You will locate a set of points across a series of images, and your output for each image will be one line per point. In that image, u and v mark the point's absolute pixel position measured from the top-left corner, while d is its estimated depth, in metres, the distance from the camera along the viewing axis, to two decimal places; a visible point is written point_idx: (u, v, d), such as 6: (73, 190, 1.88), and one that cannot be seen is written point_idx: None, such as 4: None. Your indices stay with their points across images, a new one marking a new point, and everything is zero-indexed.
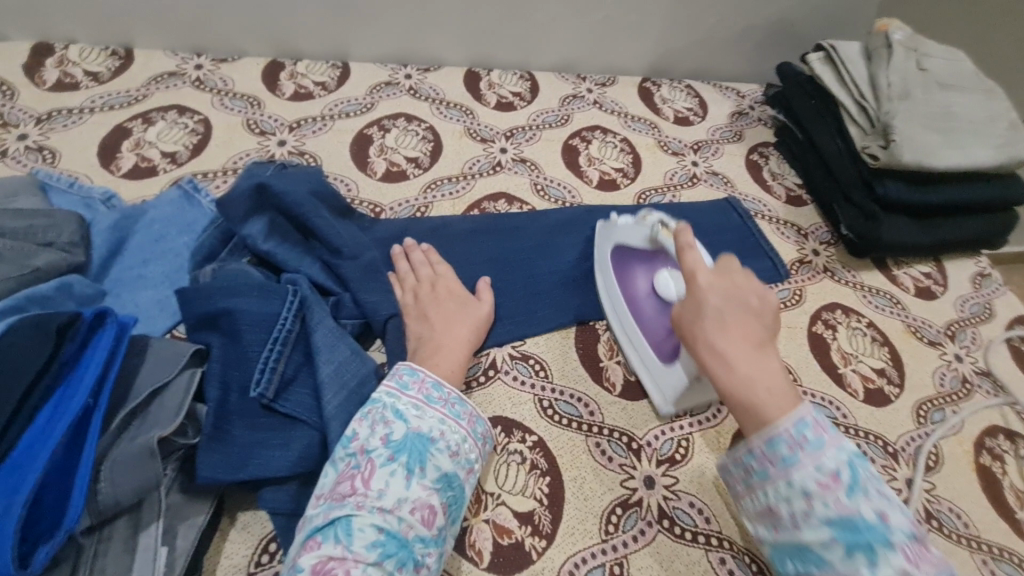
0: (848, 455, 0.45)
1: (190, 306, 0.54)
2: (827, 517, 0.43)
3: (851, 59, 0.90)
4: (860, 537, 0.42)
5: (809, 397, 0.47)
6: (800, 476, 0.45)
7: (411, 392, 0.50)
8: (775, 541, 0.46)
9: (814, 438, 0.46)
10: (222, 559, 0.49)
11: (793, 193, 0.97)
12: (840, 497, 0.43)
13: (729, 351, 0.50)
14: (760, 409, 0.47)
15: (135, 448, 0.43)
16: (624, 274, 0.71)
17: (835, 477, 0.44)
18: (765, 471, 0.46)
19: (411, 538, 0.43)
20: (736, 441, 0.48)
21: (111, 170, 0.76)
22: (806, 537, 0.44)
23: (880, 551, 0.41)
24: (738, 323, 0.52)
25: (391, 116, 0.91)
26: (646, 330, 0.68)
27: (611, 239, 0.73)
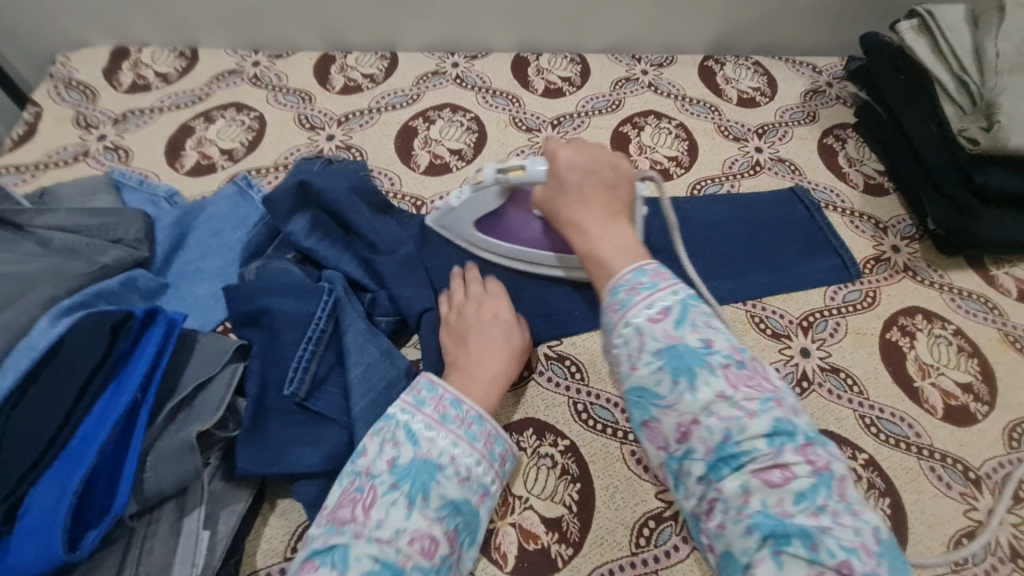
0: (679, 296, 0.48)
1: (233, 303, 0.57)
2: (656, 349, 0.45)
3: (951, 26, 0.78)
4: (682, 363, 0.44)
5: (712, 337, 0.46)
6: (634, 316, 0.48)
7: (426, 410, 0.49)
8: (631, 392, 0.47)
9: (648, 283, 0.49)
10: (261, 543, 0.52)
11: (873, 181, 0.87)
12: (667, 328, 0.46)
13: (628, 299, 0.49)
14: (654, 354, 0.46)
15: (178, 442, 0.45)
16: (494, 229, 0.71)
17: (664, 312, 0.47)
18: (611, 322, 0.49)
19: (408, 569, 0.42)
20: (637, 402, 0.47)
21: (176, 168, 0.81)
22: (641, 375, 0.46)
23: (699, 372, 0.44)
24: (593, 195, 0.59)
25: (437, 107, 0.91)
26: (516, 236, 0.70)
27: (456, 221, 0.71)
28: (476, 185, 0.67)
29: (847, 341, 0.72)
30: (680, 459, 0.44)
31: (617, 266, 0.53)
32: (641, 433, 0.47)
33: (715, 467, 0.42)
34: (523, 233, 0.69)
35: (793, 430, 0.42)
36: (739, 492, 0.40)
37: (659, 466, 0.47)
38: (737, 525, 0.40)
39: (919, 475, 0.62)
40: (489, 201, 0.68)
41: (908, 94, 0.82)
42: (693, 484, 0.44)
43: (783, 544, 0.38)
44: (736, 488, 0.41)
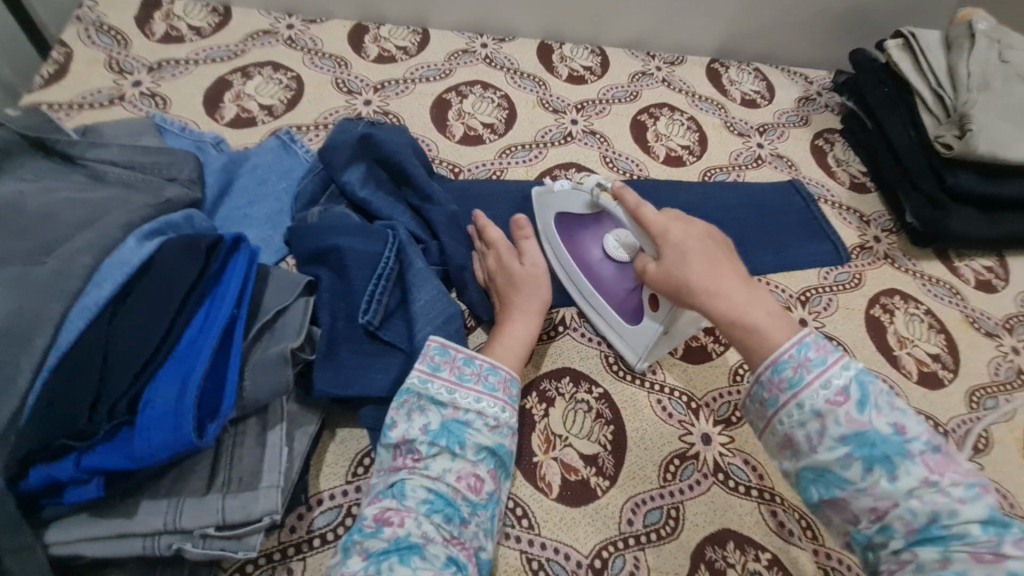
0: (855, 371, 0.46)
1: (302, 242, 0.61)
2: (840, 434, 0.44)
3: (930, 47, 0.90)
4: (875, 451, 0.43)
5: (902, 421, 0.44)
6: (810, 397, 0.46)
7: (442, 374, 0.54)
8: (797, 468, 0.47)
9: (817, 355, 0.46)
10: (324, 465, 0.57)
11: (858, 180, 0.98)
12: (851, 412, 0.45)
13: (794, 379, 0.47)
14: (839, 439, 0.44)
15: (272, 356, 0.49)
16: (575, 236, 0.72)
17: (843, 393, 0.45)
18: (774, 399, 0.47)
19: (458, 500, 0.50)
20: (814, 479, 0.46)
21: (216, 119, 0.82)
22: (823, 458, 0.45)
23: (898, 460, 0.43)
24: (718, 261, 0.54)
25: (468, 83, 0.95)
26: (592, 266, 0.71)
27: (551, 208, 0.74)
28: (574, 188, 0.70)
29: (838, 315, 0.81)
30: (871, 534, 0.44)
31: (774, 336, 0.49)
32: (820, 509, 0.46)
33: (914, 542, 0.42)
34: (600, 267, 0.70)
35: (1004, 519, 0.41)
36: (936, 560, 0.40)
37: (839, 536, 0.47)
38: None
39: None
40: (579, 209, 0.70)
41: (892, 105, 0.93)
42: (886, 560, 0.43)
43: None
44: (933, 556, 0.41)
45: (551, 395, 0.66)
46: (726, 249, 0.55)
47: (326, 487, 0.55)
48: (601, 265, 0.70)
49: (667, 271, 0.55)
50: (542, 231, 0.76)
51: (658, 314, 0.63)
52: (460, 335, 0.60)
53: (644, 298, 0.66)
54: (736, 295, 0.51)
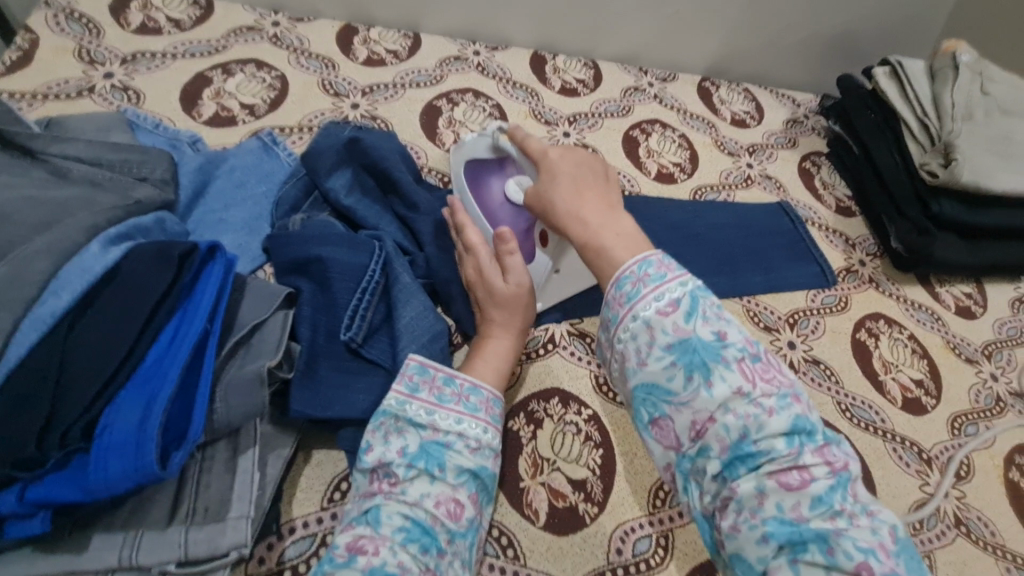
0: (690, 287, 0.46)
1: (282, 251, 0.57)
2: (668, 344, 0.45)
3: (916, 76, 0.92)
4: (695, 358, 0.44)
5: (724, 331, 0.45)
6: (643, 308, 0.46)
7: (421, 394, 0.51)
8: (633, 388, 0.47)
9: (656, 272, 0.47)
10: (297, 491, 0.53)
11: (843, 203, 0.99)
12: (677, 322, 0.45)
13: (633, 293, 0.47)
14: (664, 349, 0.45)
15: (247, 376, 0.45)
16: (479, 181, 0.70)
17: (673, 304, 0.46)
18: (616, 315, 0.47)
19: (436, 528, 0.46)
20: (645, 396, 0.46)
21: (193, 117, 0.78)
22: (653, 370, 0.45)
23: (714, 368, 0.44)
24: (588, 187, 0.55)
25: (460, 90, 0.92)
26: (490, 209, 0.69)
27: (461, 158, 0.72)
28: (481, 133, 0.69)
29: (825, 338, 0.81)
30: (693, 458, 0.44)
31: (620, 255, 0.49)
32: (647, 431, 0.47)
33: (727, 462, 0.43)
34: (498, 214, 0.68)
35: (809, 430, 0.43)
36: (755, 493, 0.41)
37: (665, 467, 0.47)
38: (755, 534, 0.41)
39: (885, 455, 0.72)
40: (484, 154, 0.69)
41: (878, 130, 0.94)
42: (707, 485, 0.44)
43: (801, 552, 0.39)
44: (752, 488, 0.41)
45: (540, 416, 0.64)
46: (607, 184, 0.56)
47: (299, 515, 0.52)
48: (503, 216, 0.67)
49: (539, 193, 0.57)
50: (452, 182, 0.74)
51: (547, 252, 0.65)
52: (447, 354, 0.57)
53: (535, 239, 0.67)
54: (592, 218, 0.52)
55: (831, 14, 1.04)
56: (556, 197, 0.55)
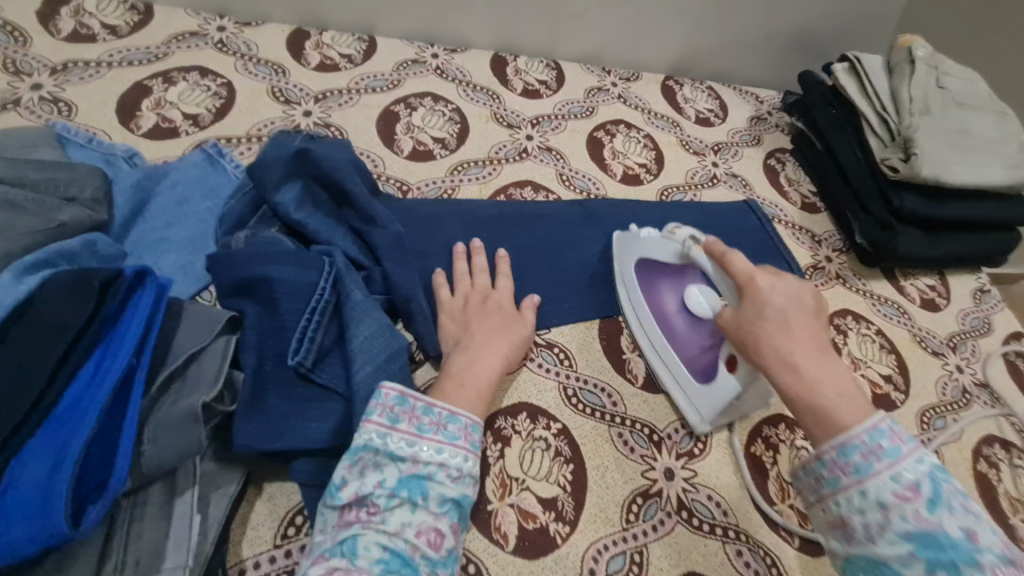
0: (930, 468, 0.42)
1: (222, 273, 0.53)
2: (871, 503, 0.42)
3: (874, 71, 0.92)
4: (940, 553, 0.39)
5: (975, 528, 0.40)
6: (876, 484, 0.43)
7: (402, 425, 0.49)
8: (851, 553, 0.44)
9: (891, 445, 0.43)
10: (248, 529, 0.50)
11: (809, 200, 0.99)
12: (919, 509, 0.41)
13: (863, 466, 0.44)
14: (901, 535, 0.41)
15: (178, 413, 0.42)
16: (647, 272, 0.72)
17: (913, 488, 0.41)
18: (836, 480, 0.45)
19: (417, 558, 0.44)
20: (867, 568, 0.42)
21: (131, 129, 0.73)
22: (882, 548, 0.41)
23: (962, 566, 0.38)
24: (800, 325, 0.51)
25: (418, 95, 0.89)
26: (676, 342, 0.69)
27: (634, 254, 0.73)
28: (664, 236, 0.68)
29: None
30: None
31: (849, 422, 0.46)
32: None
33: None
34: (678, 325, 0.69)
35: None
36: None
37: None
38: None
39: None
40: (666, 257, 0.68)
41: (840, 126, 0.94)
42: None
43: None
44: None
45: (507, 433, 0.62)
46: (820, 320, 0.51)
47: (250, 555, 0.48)
48: (687, 331, 0.68)
49: (740, 321, 0.54)
50: (619, 272, 0.75)
51: (736, 378, 0.60)
52: (404, 375, 0.54)
53: (719, 358, 0.64)
54: (806, 369, 0.48)
55: (791, 11, 1.04)
56: (759, 330, 0.52)
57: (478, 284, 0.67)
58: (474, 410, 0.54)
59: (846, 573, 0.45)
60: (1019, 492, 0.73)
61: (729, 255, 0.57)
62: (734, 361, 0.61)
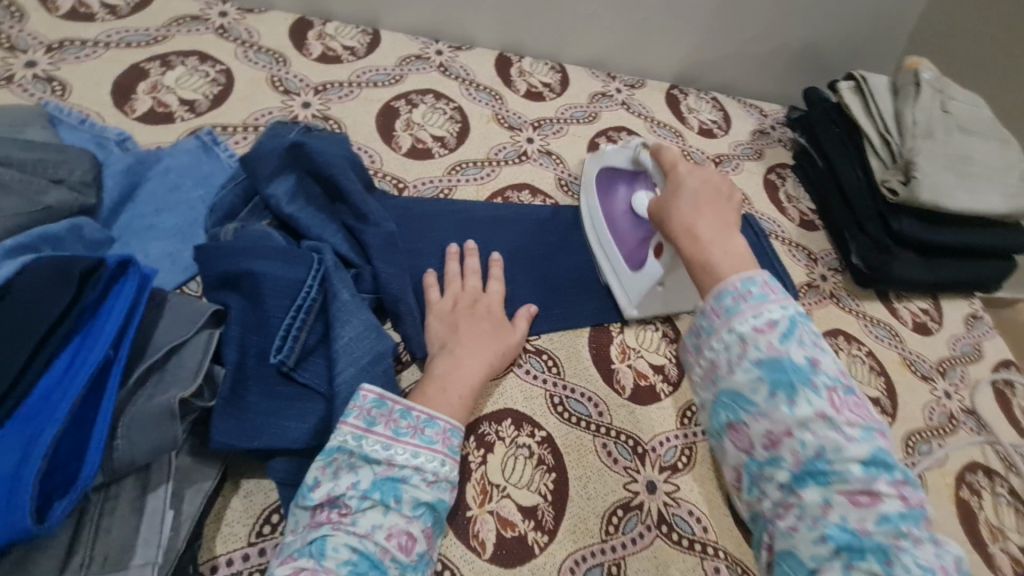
0: (791, 309, 0.46)
1: (209, 265, 0.53)
2: (758, 360, 0.44)
3: (879, 92, 0.92)
4: (784, 376, 0.43)
5: (818, 357, 0.45)
6: (740, 322, 0.46)
7: (378, 427, 0.48)
8: (716, 395, 0.47)
9: (803, 353, 0.44)
10: (222, 525, 0.49)
11: (807, 217, 0.99)
12: (772, 340, 0.45)
13: (733, 307, 0.47)
14: (754, 363, 0.44)
15: (155, 408, 0.41)
16: (607, 179, 0.79)
17: (770, 323, 0.45)
18: (750, 384, 0.45)
19: (386, 561, 0.44)
20: (726, 403, 0.45)
21: (125, 112, 0.72)
22: (738, 378, 0.45)
23: (801, 388, 0.43)
24: (709, 205, 0.56)
25: (419, 91, 0.88)
26: (623, 240, 0.75)
27: (600, 163, 0.79)
28: (623, 145, 0.75)
29: None
30: (762, 465, 0.43)
31: (724, 272, 0.49)
32: (722, 434, 0.46)
33: (799, 476, 0.41)
34: (623, 223, 0.75)
35: (891, 462, 0.40)
36: (821, 505, 0.40)
37: (733, 467, 0.46)
38: (811, 533, 0.40)
39: None
40: (623, 164, 0.75)
41: (842, 145, 0.94)
42: (770, 491, 0.43)
43: (857, 560, 0.38)
44: (818, 499, 0.40)
45: (490, 439, 0.61)
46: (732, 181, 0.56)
47: (223, 552, 0.48)
48: (629, 228, 0.75)
49: (660, 206, 0.60)
50: (585, 175, 0.82)
51: (660, 263, 0.69)
52: (389, 377, 0.53)
53: (650, 250, 0.71)
54: (702, 232, 0.53)
55: (799, 25, 1.04)
56: (671, 206, 0.58)
57: (469, 287, 0.67)
58: (459, 416, 0.54)
59: (708, 424, 0.48)
60: (1000, 521, 0.73)
61: (662, 149, 0.66)
62: (661, 248, 0.70)
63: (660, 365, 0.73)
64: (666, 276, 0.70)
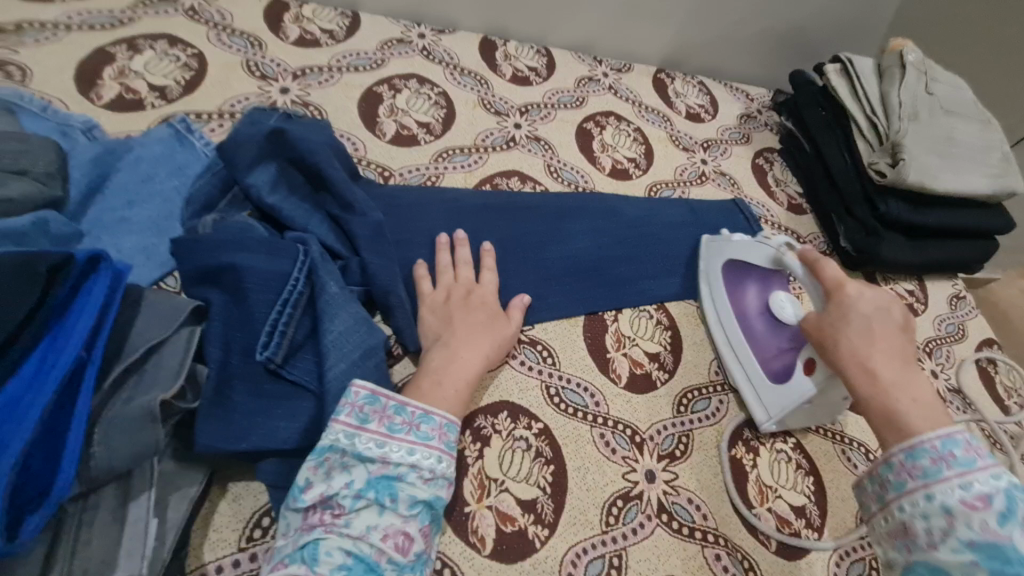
0: (1005, 482, 0.44)
1: (187, 258, 0.50)
2: (969, 540, 0.42)
3: (865, 74, 0.92)
4: (998, 559, 0.40)
5: (1022, 530, 0.41)
6: (943, 492, 0.44)
7: (371, 425, 0.47)
8: (908, 560, 0.45)
9: (964, 455, 0.45)
10: (210, 531, 0.47)
11: (795, 201, 0.99)
12: (987, 520, 0.42)
13: (931, 469, 0.46)
14: (966, 543, 0.42)
15: (133, 412, 0.39)
16: (734, 278, 0.75)
17: (984, 498, 0.43)
18: (902, 482, 0.47)
19: (382, 563, 0.43)
20: (924, 574, 0.43)
21: (90, 99, 0.68)
22: (941, 556, 0.43)
23: (1015, 562, 0.40)
24: (882, 335, 0.54)
25: (403, 76, 0.86)
26: (753, 335, 0.70)
27: (724, 254, 0.75)
28: (759, 240, 0.70)
29: None
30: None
31: (917, 429, 0.48)
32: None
33: None
34: (757, 326, 0.70)
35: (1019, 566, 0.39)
36: None
37: None
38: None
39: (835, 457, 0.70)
40: (758, 261, 0.70)
41: (829, 128, 0.94)
42: None
43: None
44: None
45: (487, 433, 0.60)
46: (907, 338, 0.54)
47: (212, 559, 0.46)
48: (764, 331, 0.70)
49: (824, 322, 0.58)
50: (705, 270, 0.78)
51: (813, 380, 0.63)
52: (382, 371, 0.52)
53: (798, 361, 0.66)
54: (884, 374, 0.51)
55: (785, 8, 1.03)
56: (841, 334, 0.55)
57: (461, 279, 0.65)
58: (455, 410, 0.52)
59: (886, 562, 0.47)
60: None
61: (823, 263, 0.61)
62: (813, 364, 0.63)
63: (656, 353, 0.72)
64: (818, 397, 0.63)
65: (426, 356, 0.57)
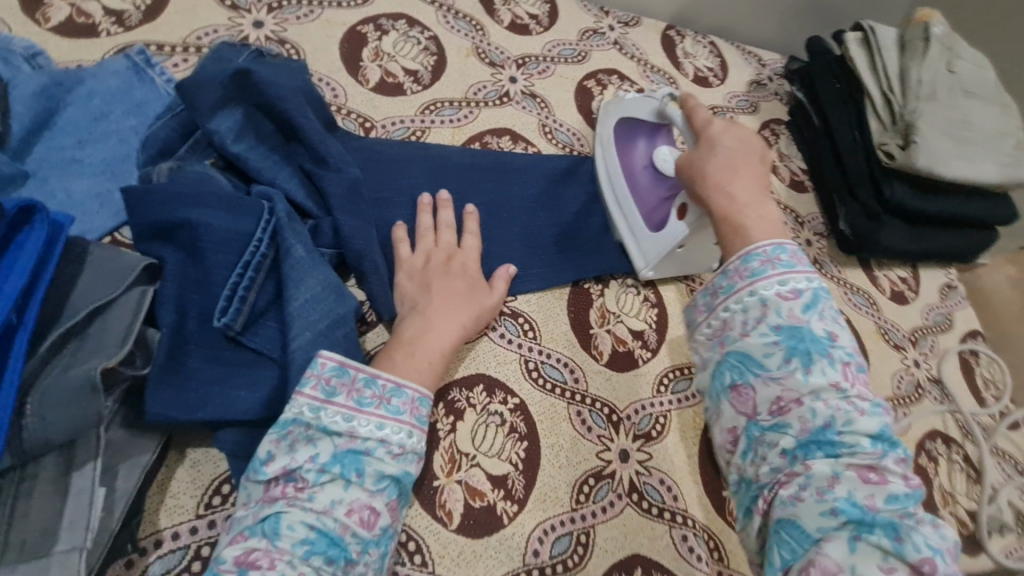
0: (815, 283, 0.47)
1: (139, 211, 0.46)
2: (777, 324, 0.46)
3: (886, 46, 0.86)
4: (801, 345, 0.44)
5: (837, 332, 0.46)
6: (763, 288, 0.47)
7: (338, 399, 0.44)
8: (722, 356, 0.48)
9: (787, 259, 0.48)
10: (166, 498, 0.45)
11: (797, 177, 0.94)
12: (796, 310, 0.46)
13: (759, 270, 0.48)
14: (772, 329, 0.46)
15: (71, 382, 0.36)
16: (624, 144, 0.73)
17: (795, 292, 0.47)
18: (733, 285, 0.49)
19: (346, 537, 0.41)
20: (734, 365, 0.46)
21: (36, 22, 0.61)
22: (750, 344, 0.46)
23: (816, 357, 0.44)
24: (745, 165, 0.55)
25: (390, 16, 0.78)
26: (641, 199, 0.70)
27: (618, 113, 0.73)
28: (646, 94, 0.68)
29: None
30: (764, 430, 0.44)
31: (753, 236, 0.50)
32: (721, 398, 0.47)
33: (805, 445, 0.42)
34: (643, 179, 0.70)
35: (894, 440, 0.42)
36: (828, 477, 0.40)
37: (728, 431, 0.47)
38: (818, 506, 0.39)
39: None
40: (646, 115, 0.68)
41: (841, 102, 0.89)
42: (770, 455, 0.43)
43: (866, 533, 0.37)
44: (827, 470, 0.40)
45: (460, 406, 0.58)
46: (764, 167, 0.56)
47: (168, 525, 0.44)
48: (650, 183, 0.70)
49: (691, 160, 0.58)
50: (598, 137, 0.75)
51: (683, 224, 0.65)
52: (352, 342, 0.49)
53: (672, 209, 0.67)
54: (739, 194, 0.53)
55: None
56: (707, 161, 0.56)
57: (442, 244, 0.61)
58: (427, 384, 0.50)
59: (705, 388, 0.49)
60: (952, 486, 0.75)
61: (696, 109, 0.60)
62: (684, 209, 0.66)
63: (640, 330, 0.70)
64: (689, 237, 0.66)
65: (400, 325, 0.54)
